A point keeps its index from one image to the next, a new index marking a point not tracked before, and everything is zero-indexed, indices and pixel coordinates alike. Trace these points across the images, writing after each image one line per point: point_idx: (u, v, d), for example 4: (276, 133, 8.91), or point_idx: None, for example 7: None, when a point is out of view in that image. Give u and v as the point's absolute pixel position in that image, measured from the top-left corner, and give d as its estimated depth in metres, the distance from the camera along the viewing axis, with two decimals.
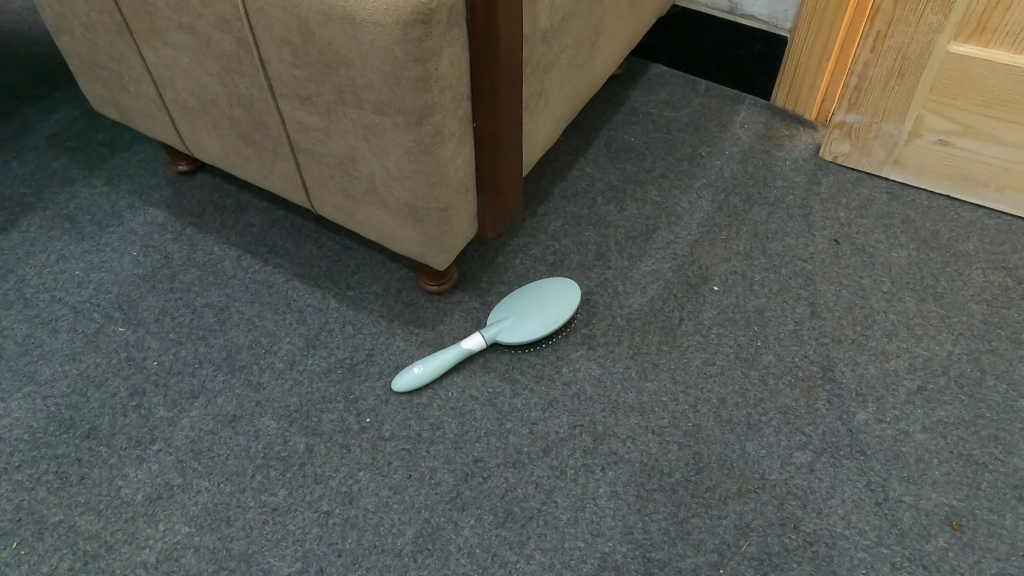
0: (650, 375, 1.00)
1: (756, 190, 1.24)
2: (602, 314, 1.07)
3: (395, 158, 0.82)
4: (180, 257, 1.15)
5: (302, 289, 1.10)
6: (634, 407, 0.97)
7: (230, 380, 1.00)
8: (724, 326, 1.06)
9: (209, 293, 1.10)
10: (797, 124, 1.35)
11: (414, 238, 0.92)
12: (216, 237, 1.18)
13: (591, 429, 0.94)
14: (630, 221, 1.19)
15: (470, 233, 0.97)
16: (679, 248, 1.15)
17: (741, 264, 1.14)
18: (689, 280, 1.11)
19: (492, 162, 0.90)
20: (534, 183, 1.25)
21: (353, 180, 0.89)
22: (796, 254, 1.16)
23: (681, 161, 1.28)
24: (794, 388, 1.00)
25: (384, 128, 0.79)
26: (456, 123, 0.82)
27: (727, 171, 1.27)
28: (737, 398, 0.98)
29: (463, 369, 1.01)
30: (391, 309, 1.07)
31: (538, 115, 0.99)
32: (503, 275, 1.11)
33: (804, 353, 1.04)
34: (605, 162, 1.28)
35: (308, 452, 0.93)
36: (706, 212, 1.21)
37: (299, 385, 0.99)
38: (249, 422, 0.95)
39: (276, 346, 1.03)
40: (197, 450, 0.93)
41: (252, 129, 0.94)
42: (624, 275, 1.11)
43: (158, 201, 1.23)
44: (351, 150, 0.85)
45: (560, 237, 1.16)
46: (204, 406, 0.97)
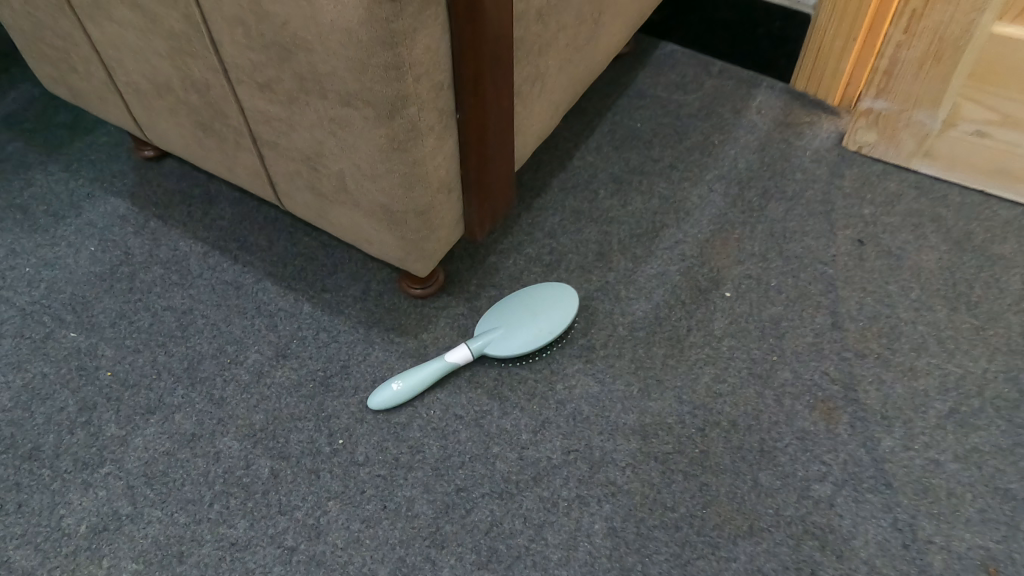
0: (654, 394, 0.90)
1: (773, 184, 1.14)
2: (602, 323, 0.96)
3: (365, 155, 0.72)
4: (141, 255, 1.06)
5: (272, 291, 1.00)
6: (636, 430, 0.87)
7: (190, 393, 0.91)
8: (737, 337, 0.96)
9: (171, 295, 1.01)
10: (818, 111, 1.24)
11: (391, 244, 0.82)
12: (182, 231, 1.08)
13: (587, 456, 0.85)
14: (634, 217, 1.08)
15: (455, 236, 0.87)
16: (688, 248, 1.05)
17: (755, 268, 1.03)
18: (698, 285, 1.01)
19: (478, 159, 0.80)
20: (530, 173, 1.14)
21: (322, 177, 0.79)
22: (815, 256, 1.05)
23: (692, 151, 1.17)
24: (812, 411, 0.90)
25: (352, 121, 0.69)
26: (436, 116, 0.71)
27: (741, 162, 1.16)
28: (748, 421, 0.89)
29: (448, 383, 0.91)
30: (370, 314, 0.97)
31: (531, 104, 0.89)
32: (494, 276, 1.01)
33: (823, 370, 0.94)
34: (608, 150, 1.17)
35: (272, 478, 0.84)
36: (718, 208, 1.10)
37: (265, 400, 0.90)
38: (208, 443, 0.87)
39: (242, 355, 0.94)
40: (149, 474, 0.85)
41: (211, 117, 0.84)
42: (627, 278, 1.01)
43: (120, 190, 1.14)
44: (318, 145, 0.75)
45: (558, 234, 1.06)
46: (160, 423, 0.89)
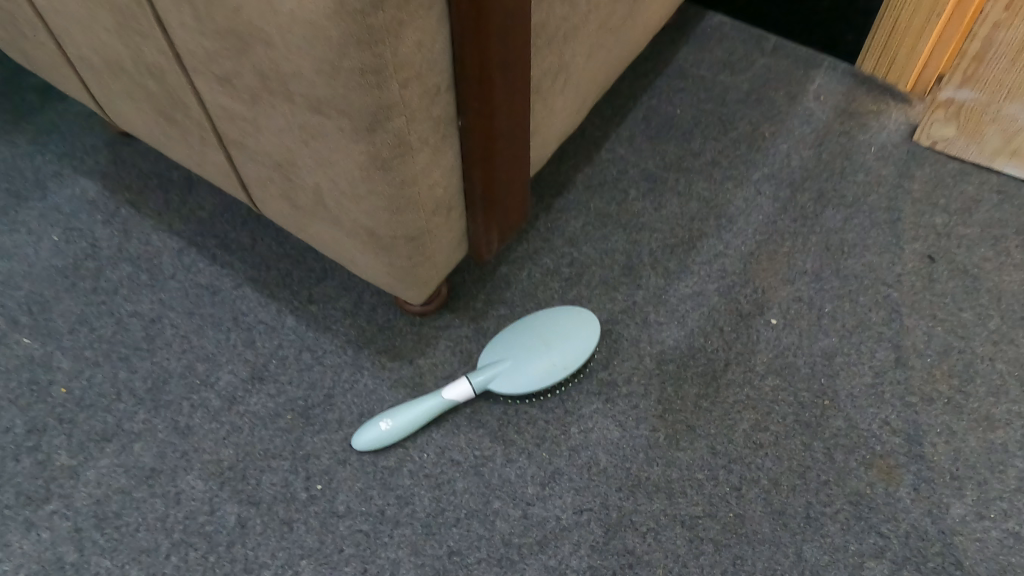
0: (683, 443, 0.78)
1: (830, 185, 0.97)
2: (627, 354, 0.83)
3: (343, 171, 0.59)
4: (109, 248, 0.94)
5: (252, 300, 0.89)
6: (661, 487, 0.75)
7: (152, 420, 0.81)
8: (781, 375, 0.83)
9: (138, 299, 0.90)
10: (887, 97, 1.05)
11: (378, 269, 0.69)
12: (155, 222, 0.96)
13: (602, 518, 0.73)
14: (668, 224, 0.94)
15: (456, 255, 0.75)
16: (730, 262, 0.91)
17: (806, 289, 0.89)
18: (740, 309, 0.87)
19: (484, 172, 0.67)
20: (551, 167, 0.99)
21: (298, 188, 0.67)
22: (877, 275, 0.90)
23: (737, 144, 1.01)
24: (869, 468, 0.78)
25: (326, 131, 0.56)
26: (429, 125, 0.58)
27: (795, 159, 1.00)
28: (793, 480, 0.77)
29: (445, 421, 0.79)
30: (361, 333, 0.85)
31: (551, 99, 0.75)
32: (504, 292, 0.88)
33: (883, 418, 0.80)
34: (640, 141, 1.02)
35: (238, 528, 0.74)
36: (766, 213, 0.95)
37: (236, 432, 0.79)
38: (169, 481, 0.77)
39: (214, 376, 0.83)
40: (100, 516, 0.75)
41: (171, 106, 0.71)
42: (657, 298, 0.88)
43: (91, 169, 1.02)
44: (289, 152, 0.62)
45: (579, 242, 0.92)
46: (115, 454, 0.79)
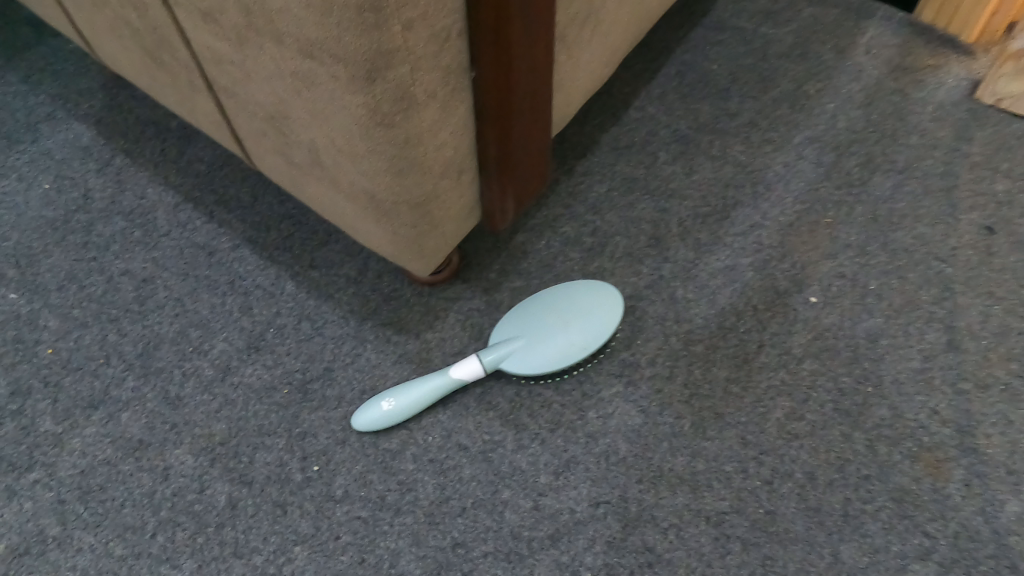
0: (709, 431, 0.72)
1: (879, 149, 0.89)
2: (651, 332, 0.77)
3: (340, 126, 0.52)
4: (101, 200, 0.89)
5: (250, 263, 0.83)
6: (685, 479, 0.69)
7: (141, 388, 0.76)
8: (820, 358, 0.76)
9: (130, 257, 0.84)
10: (947, 50, 0.96)
11: (380, 236, 0.63)
12: (151, 174, 0.90)
13: (620, 511, 0.68)
14: (699, 190, 0.86)
15: (468, 223, 0.68)
16: (767, 233, 0.83)
17: (850, 264, 0.81)
18: (776, 285, 0.80)
19: (500, 132, 0.59)
20: (574, 125, 0.91)
21: (294, 144, 0.60)
22: (929, 249, 0.82)
23: (779, 103, 0.93)
24: (914, 462, 0.71)
25: (319, 79, 0.49)
26: (437, 76, 0.51)
27: (841, 121, 0.91)
28: (830, 474, 0.70)
29: (453, 400, 0.73)
30: (365, 303, 0.79)
31: (578, 51, 0.67)
32: (520, 262, 0.81)
33: (932, 407, 0.74)
34: (672, 99, 0.94)
35: (228, 509, 0.69)
36: (808, 180, 0.87)
37: (229, 405, 0.74)
38: (157, 454, 0.72)
39: (208, 344, 0.78)
40: (84, 488, 0.71)
41: (157, 46, 0.64)
42: (685, 272, 0.81)
43: (86, 113, 0.96)
44: (281, 102, 0.56)
45: (602, 209, 0.85)
46: (102, 423, 0.74)
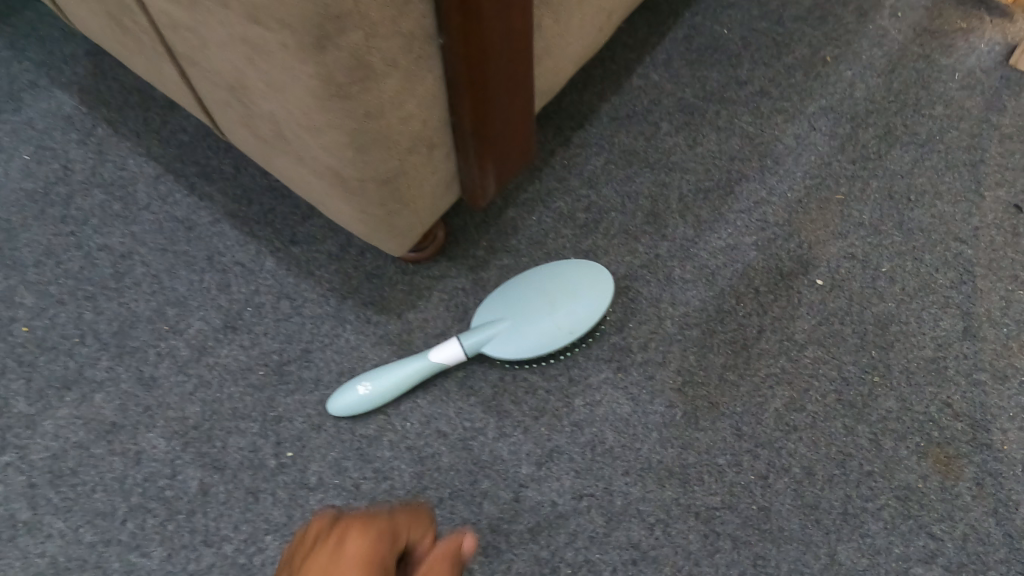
0: (703, 422, 0.68)
1: (900, 121, 0.83)
2: (645, 316, 0.73)
3: (294, 99, 0.48)
4: (81, 171, 0.85)
5: (231, 238, 0.80)
6: (675, 472, 0.66)
7: (116, 367, 0.73)
8: (826, 345, 0.71)
9: (109, 231, 0.81)
10: (981, 12, 0.88)
11: (349, 214, 0.59)
12: (133, 144, 0.86)
13: (605, 505, 0.65)
14: (703, 163, 0.81)
15: (446, 200, 0.64)
16: (774, 211, 0.78)
17: (862, 244, 0.76)
18: (780, 267, 0.75)
19: (475, 103, 0.55)
20: (572, 93, 0.85)
21: (255, 116, 0.56)
22: (949, 229, 0.77)
23: (793, 70, 0.86)
24: (922, 459, 0.67)
25: (268, 48, 0.45)
26: (398, 43, 0.46)
27: (860, 90, 0.85)
28: (831, 470, 0.66)
29: (433, 384, 0.70)
30: (346, 281, 0.76)
31: (566, 12, 0.62)
32: (509, 239, 0.77)
33: (944, 399, 0.69)
34: (679, 66, 0.87)
35: (200, 495, 0.67)
36: (820, 153, 0.81)
37: (204, 387, 0.72)
38: (129, 438, 0.70)
39: (184, 323, 0.75)
40: (56, 472, 0.69)
41: (119, 11, 0.60)
42: (684, 251, 0.76)
43: (66, 77, 0.91)
44: (237, 71, 0.51)
45: (598, 184, 0.80)
46: (76, 404, 0.72)
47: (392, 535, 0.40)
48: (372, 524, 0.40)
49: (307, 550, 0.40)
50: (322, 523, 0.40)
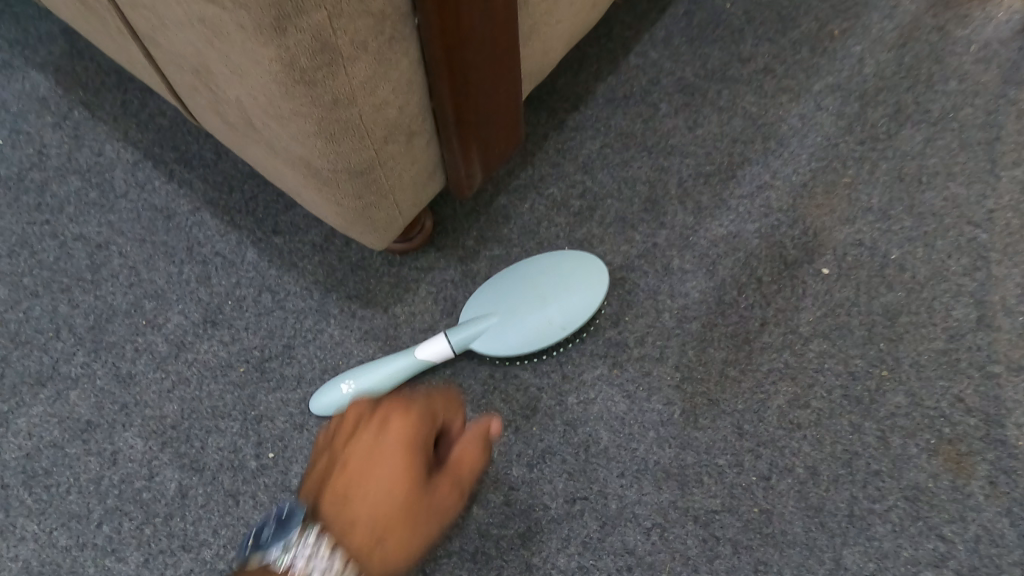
0: (702, 420, 0.65)
1: (911, 98, 0.78)
2: (642, 308, 0.69)
3: (257, 85, 0.45)
4: (57, 157, 0.79)
5: (211, 228, 0.75)
6: (672, 473, 0.63)
7: (91, 364, 0.70)
8: (831, 338, 0.68)
9: (85, 220, 0.76)
10: None
11: (323, 205, 0.56)
12: (111, 128, 0.80)
13: (599, 509, 0.63)
14: (703, 146, 0.77)
15: (428, 188, 0.61)
16: (778, 196, 0.74)
17: (870, 230, 0.73)
18: (784, 255, 0.72)
19: (455, 88, 0.51)
20: (567, 73, 0.81)
21: (222, 102, 0.53)
22: (962, 212, 0.73)
23: (798, 46, 0.82)
24: (933, 457, 0.64)
25: (225, 30, 0.41)
26: (367, 23, 0.43)
27: (869, 66, 0.80)
28: (836, 470, 0.64)
29: (420, 382, 0.67)
30: (330, 273, 0.72)
31: None
32: (500, 229, 0.74)
33: (956, 393, 0.66)
34: (678, 43, 0.83)
35: (178, 498, 0.65)
36: (826, 134, 0.77)
37: (183, 384, 0.69)
38: (106, 438, 0.67)
39: (162, 317, 0.72)
40: (29, 472, 0.67)
41: None
42: (683, 240, 0.73)
43: (37, 53, 0.85)
44: (198, 54, 0.48)
45: (594, 169, 0.76)
46: (50, 402, 0.69)
47: (430, 415, 0.43)
48: (410, 407, 0.43)
49: (347, 426, 0.42)
50: (362, 400, 0.43)
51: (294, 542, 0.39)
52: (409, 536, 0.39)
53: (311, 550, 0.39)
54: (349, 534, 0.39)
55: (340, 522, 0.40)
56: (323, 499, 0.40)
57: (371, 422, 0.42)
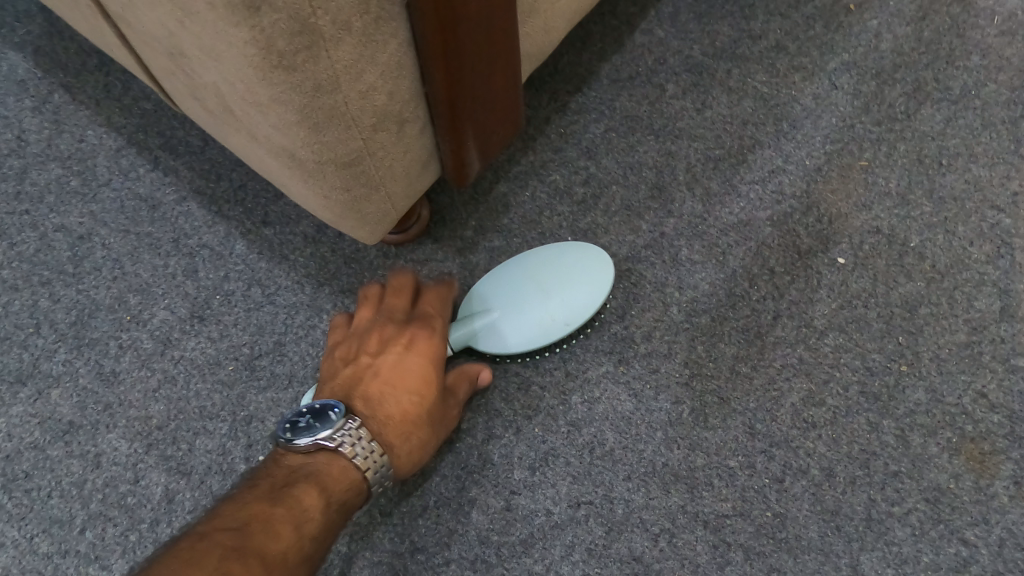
0: (712, 420, 0.62)
1: (931, 75, 0.74)
2: (649, 302, 0.66)
3: (231, 69, 0.41)
4: (36, 143, 0.76)
5: (198, 218, 0.72)
6: (680, 476, 0.61)
7: (73, 362, 0.67)
8: (847, 331, 0.65)
9: (66, 210, 0.73)
10: None
11: (309, 197, 0.52)
12: (92, 113, 0.77)
13: (604, 514, 0.60)
14: (713, 128, 0.73)
15: (420, 176, 0.57)
16: (791, 181, 0.71)
17: (888, 216, 0.69)
18: (798, 244, 0.68)
19: (449, 73, 0.48)
20: (570, 53, 0.77)
21: (199, 87, 0.49)
22: (985, 196, 0.69)
23: (812, 21, 0.77)
24: (955, 456, 0.61)
25: (193, 8, 0.38)
26: (350, 3, 0.39)
27: (887, 40, 0.76)
28: (852, 471, 0.61)
29: None
30: (323, 266, 0.69)
31: None
32: (500, 218, 0.71)
33: (978, 390, 0.63)
34: (686, 19, 0.78)
35: (164, 503, 0.63)
36: (842, 114, 0.73)
37: (169, 383, 0.66)
38: (89, 439, 0.65)
39: (147, 312, 0.69)
40: (9, 475, 0.64)
41: None
42: (691, 229, 0.69)
43: (14, 33, 0.81)
44: (170, 35, 0.44)
45: (598, 154, 0.73)
46: (30, 401, 0.66)
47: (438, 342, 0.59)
48: (432, 324, 0.60)
49: (374, 347, 0.58)
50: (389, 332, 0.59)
51: (342, 421, 0.50)
52: (424, 429, 0.55)
53: (357, 431, 0.50)
54: (385, 420, 0.53)
55: (377, 412, 0.53)
56: (361, 393, 0.55)
57: (395, 352, 0.57)
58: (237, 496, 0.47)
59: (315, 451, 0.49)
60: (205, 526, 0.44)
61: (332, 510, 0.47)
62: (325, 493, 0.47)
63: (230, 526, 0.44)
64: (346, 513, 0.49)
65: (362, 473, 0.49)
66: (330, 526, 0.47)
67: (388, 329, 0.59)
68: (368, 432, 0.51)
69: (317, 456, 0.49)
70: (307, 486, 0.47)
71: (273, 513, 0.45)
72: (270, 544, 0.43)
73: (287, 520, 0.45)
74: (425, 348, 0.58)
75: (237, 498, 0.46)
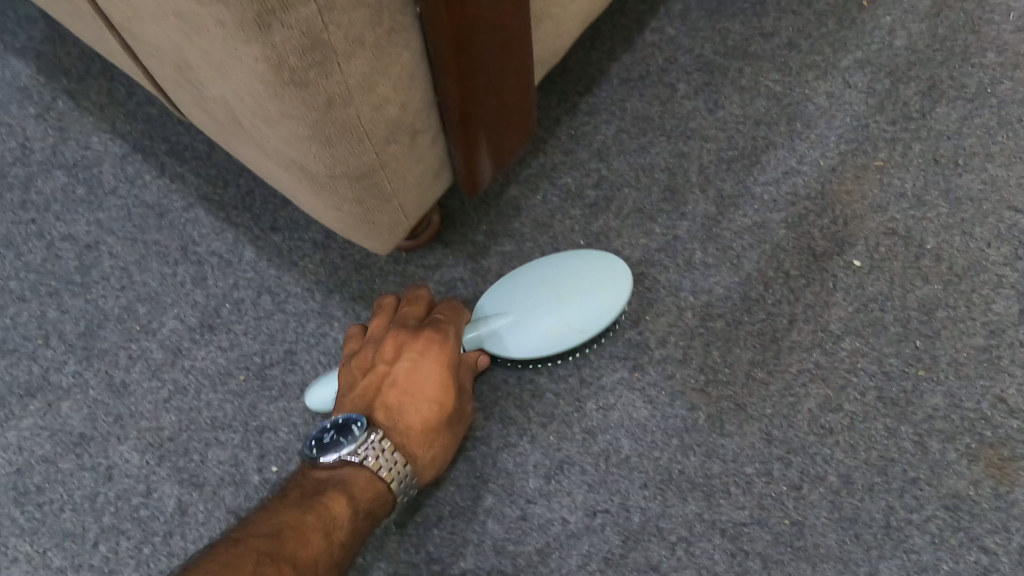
0: (727, 427, 0.62)
1: (946, 72, 0.72)
2: (663, 307, 0.66)
3: (242, 84, 0.40)
4: (41, 151, 0.75)
5: (205, 225, 0.71)
6: (696, 484, 0.61)
7: (83, 373, 0.67)
8: (864, 336, 0.64)
9: (72, 219, 0.72)
10: None
11: (321, 209, 0.52)
12: (96, 119, 0.76)
13: (621, 523, 0.60)
14: (726, 129, 0.72)
15: (432, 185, 0.56)
16: (806, 182, 0.70)
17: (904, 218, 0.68)
18: (813, 246, 0.67)
19: (462, 82, 0.47)
20: (579, 53, 0.76)
21: (207, 99, 0.48)
22: (1002, 197, 0.68)
23: (825, 18, 0.76)
24: (973, 463, 0.60)
25: (203, 25, 0.37)
26: (362, 16, 0.38)
27: (900, 37, 0.74)
28: (870, 478, 0.60)
29: None
30: (333, 273, 0.68)
31: None
32: (511, 222, 0.70)
33: (997, 394, 0.62)
34: (697, 17, 0.77)
35: (177, 514, 0.62)
36: (856, 113, 0.72)
37: (180, 394, 0.66)
38: (100, 451, 0.65)
39: (156, 322, 0.68)
40: (21, 489, 0.64)
41: None
42: (705, 232, 0.68)
43: (15, 38, 0.80)
44: (178, 50, 0.43)
45: (609, 156, 0.72)
46: (41, 413, 0.66)
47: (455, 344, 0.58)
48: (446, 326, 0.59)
49: (389, 354, 0.57)
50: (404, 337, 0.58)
51: (366, 434, 0.51)
52: (444, 435, 0.56)
53: (381, 444, 0.51)
54: (407, 431, 0.54)
55: (398, 422, 0.54)
56: (380, 404, 0.55)
57: (409, 359, 0.57)
58: (270, 506, 0.48)
59: (341, 463, 0.50)
60: (240, 532, 0.45)
61: (359, 518, 0.49)
62: (354, 501, 0.48)
63: (264, 533, 0.45)
64: (372, 521, 0.50)
65: (388, 484, 0.51)
66: (358, 533, 0.48)
67: (402, 334, 0.58)
68: (390, 444, 0.52)
69: (343, 469, 0.50)
70: (335, 493, 0.48)
71: (305, 520, 0.46)
72: (302, 550, 0.45)
73: (318, 528, 0.46)
74: (442, 354, 0.57)
75: (270, 506, 0.48)
